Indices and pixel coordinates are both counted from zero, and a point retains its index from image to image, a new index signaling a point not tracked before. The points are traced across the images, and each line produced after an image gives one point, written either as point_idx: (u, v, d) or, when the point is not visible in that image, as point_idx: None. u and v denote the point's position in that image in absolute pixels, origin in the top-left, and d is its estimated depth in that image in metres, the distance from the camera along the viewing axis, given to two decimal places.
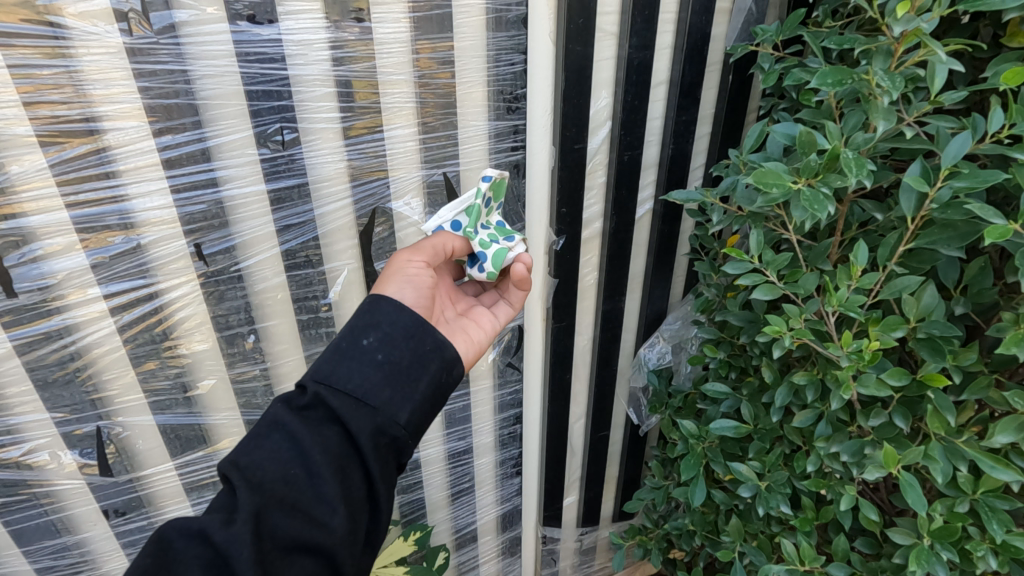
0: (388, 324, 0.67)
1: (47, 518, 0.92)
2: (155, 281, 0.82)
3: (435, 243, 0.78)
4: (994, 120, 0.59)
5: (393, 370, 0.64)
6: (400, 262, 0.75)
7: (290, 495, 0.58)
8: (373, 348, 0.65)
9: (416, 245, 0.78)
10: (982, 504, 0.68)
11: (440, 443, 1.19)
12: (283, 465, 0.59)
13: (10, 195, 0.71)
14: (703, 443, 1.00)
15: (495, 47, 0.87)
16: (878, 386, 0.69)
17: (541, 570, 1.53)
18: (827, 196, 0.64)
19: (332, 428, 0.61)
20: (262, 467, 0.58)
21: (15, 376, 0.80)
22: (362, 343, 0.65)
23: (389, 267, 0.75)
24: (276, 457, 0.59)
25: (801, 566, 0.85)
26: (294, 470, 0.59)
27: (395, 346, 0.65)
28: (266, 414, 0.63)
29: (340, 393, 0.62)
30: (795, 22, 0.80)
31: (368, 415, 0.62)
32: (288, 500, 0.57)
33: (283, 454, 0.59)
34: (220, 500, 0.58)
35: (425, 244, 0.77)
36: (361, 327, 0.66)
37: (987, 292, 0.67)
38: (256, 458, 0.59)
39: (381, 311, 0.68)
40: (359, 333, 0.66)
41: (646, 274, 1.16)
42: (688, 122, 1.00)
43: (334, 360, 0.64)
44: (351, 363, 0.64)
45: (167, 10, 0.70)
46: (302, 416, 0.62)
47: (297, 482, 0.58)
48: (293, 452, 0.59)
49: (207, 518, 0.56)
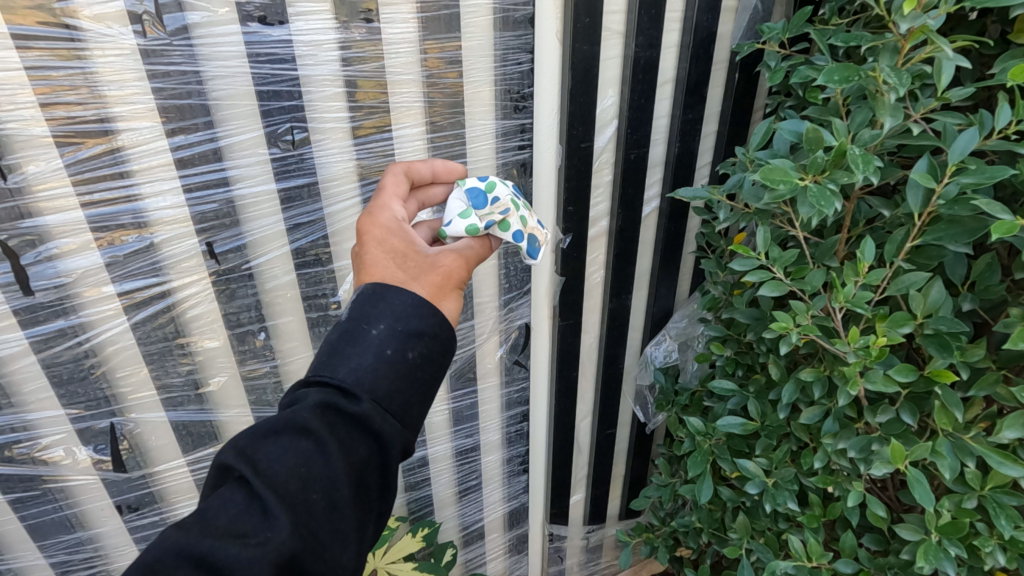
0: (432, 338, 0.61)
1: (62, 513, 0.93)
2: (168, 280, 0.83)
3: (476, 254, 0.71)
4: (1001, 116, 0.59)
5: (428, 391, 0.60)
6: (453, 273, 0.66)
7: (314, 522, 0.51)
8: (415, 364, 0.59)
9: (463, 252, 0.69)
10: (990, 499, 0.68)
11: (447, 440, 1.20)
12: (308, 487, 0.52)
13: (27, 195, 0.72)
14: (710, 440, 1.01)
15: (502, 46, 0.88)
16: (885, 382, 0.69)
17: (548, 567, 1.54)
18: (834, 192, 0.64)
19: (364, 449, 0.55)
20: (286, 486, 0.51)
21: (31, 373, 0.81)
22: (408, 357, 0.59)
23: (444, 276, 0.65)
24: (304, 476, 0.52)
25: (809, 562, 0.86)
26: (319, 492, 0.52)
27: (434, 365, 0.61)
28: (289, 414, 0.54)
29: (380, 412, 0.56)
30: (801, 20, 0.80)
31: (403, 440, 0.57)
32: (312, 531, 0.51)
33: (311, 474, 0.52)
34: (233, 520, 0.49)
35: (472, 252, 0.70)
36: (404, 335, 0.59)
37: (994, 288, 0.68)
38: (281, 473, 0.52)
39: (426, 321, 0.61)
40: (402, 344, 0.59)
41: (653, 272, 1.16)
42: (694, 121, 1.01)
43: (379, 370, 0.57)
44: (392, 378, 0.57)
45: (180, 12, 0.71)
46: (335, 428, 0.54)
47: (322, 509, 0.52)
48: (323, 472, 0.53)
49: (218, 542, 0.47)
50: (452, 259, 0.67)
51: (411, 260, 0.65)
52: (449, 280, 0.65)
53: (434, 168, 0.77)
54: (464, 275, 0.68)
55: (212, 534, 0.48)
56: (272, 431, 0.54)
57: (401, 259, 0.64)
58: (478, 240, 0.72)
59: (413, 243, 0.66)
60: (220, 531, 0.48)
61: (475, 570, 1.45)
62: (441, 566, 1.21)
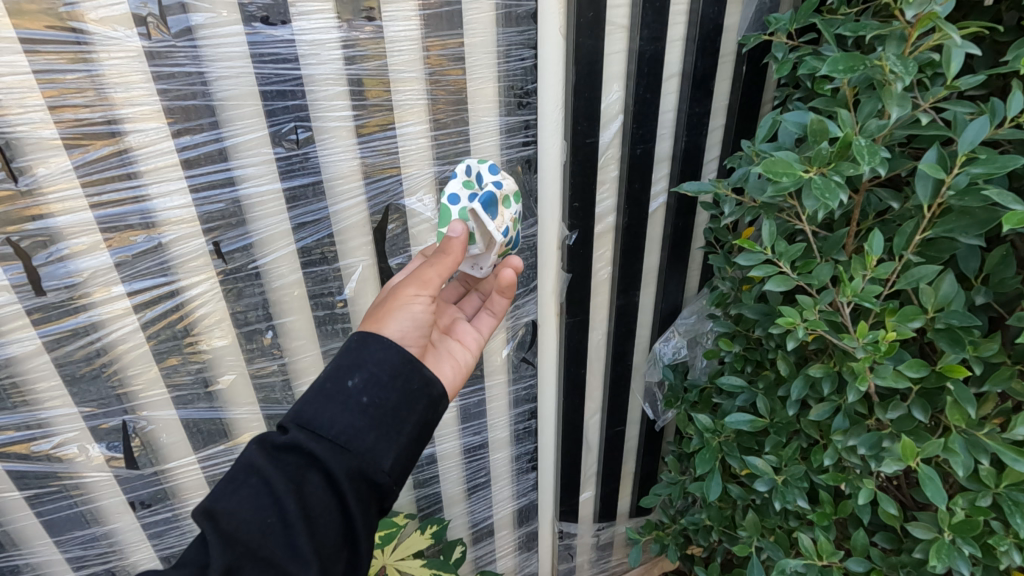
0: (375, 364, 0.63)
1: (76, 510, 0.95)
2: (177, 279, 0.84)
3: (433, 267, 0.73)
4: (1013, 103, 0.57)
5: (378, 412, 0.61)
6: (400, 292, 0.71)
7: (263, 547, 0.55)
8: (357, 389, 0.61)
9: (420, 270, 0.73)
10: (1005, 498, 0.66)
11: (455, 438, 1.20)
12: (259, 513, 0.56)
13: (37, 197, 0.74)
14: (718, 437, 1.00)
15: (505, 43, 0.88)
16: (895, 377, 0.68)
17: (557, 565, 1.53)
18: (839, 184, 0.63)
19: (313, 473, 0.58)
20: (235, 515, 0.55)
21: (44, 372, 0.83)
22: (346, 384, 0.61)
23: (391, 297, 0.72)
24: (253, 505, 0.56)
25: (819, 561, 0.84)
26: (270, 518, 0.56)
27: (380, 387, 0.62)
28: (242, 454, 0.60)
29: (320, 438, 0.59)
30: (809, 10, 0.78)
31: (351, 460, 0.59)
32: (262, 554, 0.54)
33: (259, 501, 0.56)
34: (193, 555, 0.55)
35: (423, 271, 0.73)
36: (345, 366, 0.63)
37: (1009, 281, 0.66)
38: (231, 503, 0.56)
39: (370, 348, 0.64)
40: (343, 373, 0.62)
41: (661, 268, 1.16)
42: (701, 114, 1.00)
43: (317, 402, 0.61)
44: (333, 406, 0.60)
45: (183, 14, 0.72)
46: (280, 459, 0.59)
47: (272, 534, 0.55)
48: (270, 498, 0.57)
49: (177, 574, 0.53)
50: (399, 285, 0.73)
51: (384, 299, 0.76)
52: (393, 298, 0.71)
53: None
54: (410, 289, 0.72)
55: (177, 569, 0.54)
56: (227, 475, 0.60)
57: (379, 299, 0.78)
58: (439, 256, 0.73)
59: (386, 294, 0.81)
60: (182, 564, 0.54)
61: (485, 567, 1.45)
62: (451, 563, 1.20)
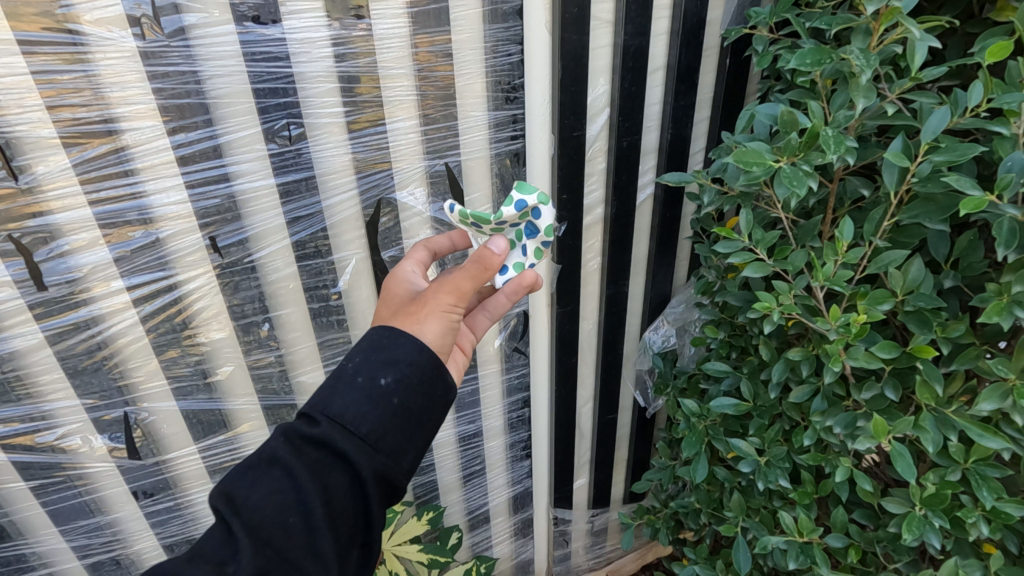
0: (407, 364, 0.64)
1: (81, 499, 0.98)
2: (174, 273, 0.86)
3: (468, 278, 0.72)
4: (974, 94, 0.60)
5: (406, 414, 0.63)
6: (435, 300, 0.70)
7: (287, 547, 0.57)
8: (389, 390, 0.63)
9: (452, 278, 0.72)
10: (973, 472, 0.70)
11: (450, 427, 1.23)
12: (283, 513, 0.58)
13: (37, 194, 0.76)
14: (704, 421, 1.04)
15: (492, 38, 0.90)
16: (867, 358, 0.71)
17: (554, 551, 1.57)
18: (807, 173, 0.66)
19: (337, 471, 0.60)
20: (260, 512, 0.57)
21: (46, 365, 0.85)
22: (379, 383, 0.63)
23: (420, 303, 0.70)
24: (278, 503, 0.58)
25: (800, 538, 0.87)
26: (294, 518, 0.58)
27: (411, 390, 0.64)
28: (265, 447, 0.62)
29: (350, 436, 0.60)
30: (787, 3, 0.81)
31: (377, 462, 0.61)
32: (286, 553, 0.57)
33: (284, 501, 0.58)
34: (213, 549, 0.56)
35: (454, 280, 0.71)
36: (378, 363, 0.64)
37: (976, 264, 0.69)
38: (255, 500, 0.58)
39: (401, 347, 0.65)
40: (375, 371, 0.63)
41: (649, 257, 1.18)
42: (686, 107, 1.02)
43: (347, 399, 0.62)
44: (365, 404, 0.62)
45: (176, 15, 0.74)
46: (305, 456, 0.60)
47: (296, 535, 0.58)
48: (295, 498, 0.58)
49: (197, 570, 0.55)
50: (436, 289, 0.71)
51: (402, 301, 0.75)
52: (428, 308, 0.69)
53: (453, 239, 0.89)
54: (447, 302, 0.70)
55: (196, 563, 0.55)
56: (250, 465, 0.60)
57: (390, 299, 0.76)
58: (475, 268, 0.72)
59: (407, 287, 0.77)
60: (202, 560, 0.56)
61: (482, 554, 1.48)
62: (448, 549, 1.23)
